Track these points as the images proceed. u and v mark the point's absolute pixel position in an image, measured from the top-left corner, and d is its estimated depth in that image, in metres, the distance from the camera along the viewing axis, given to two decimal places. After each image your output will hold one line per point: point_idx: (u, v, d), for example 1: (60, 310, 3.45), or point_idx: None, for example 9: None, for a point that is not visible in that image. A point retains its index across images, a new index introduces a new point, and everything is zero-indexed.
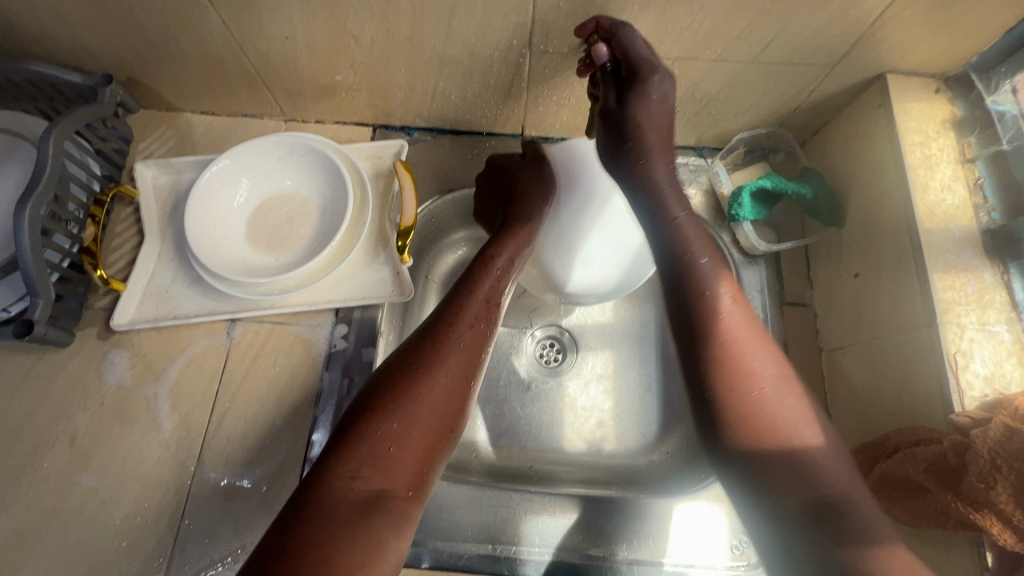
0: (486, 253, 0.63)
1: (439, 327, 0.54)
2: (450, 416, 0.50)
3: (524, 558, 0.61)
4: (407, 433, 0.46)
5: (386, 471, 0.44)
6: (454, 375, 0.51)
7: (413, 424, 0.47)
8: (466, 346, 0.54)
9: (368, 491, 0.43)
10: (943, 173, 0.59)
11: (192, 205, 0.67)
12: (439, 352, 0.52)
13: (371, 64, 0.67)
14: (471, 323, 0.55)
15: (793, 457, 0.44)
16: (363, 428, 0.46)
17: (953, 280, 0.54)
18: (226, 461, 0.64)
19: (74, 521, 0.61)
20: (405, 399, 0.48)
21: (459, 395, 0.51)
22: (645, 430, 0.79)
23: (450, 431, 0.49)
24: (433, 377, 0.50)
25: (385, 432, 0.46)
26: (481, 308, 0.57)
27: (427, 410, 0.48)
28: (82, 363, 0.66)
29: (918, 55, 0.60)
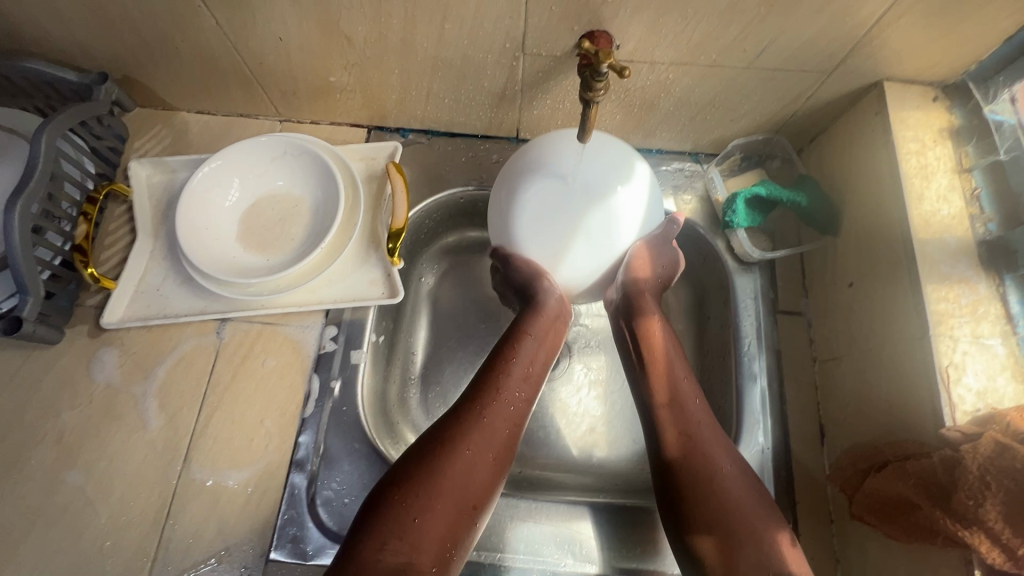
0: (519, 326, 0.64)
1: (469, 407, 0.58)
2: (476, 492, 0.54)
3: (508, 564, 0.61)
4: (431, 507, 0.51)
5: (410, 545, 0.49)
6: (479, 456, 0.55)
7: (432, 498, 0.52)
8: (497, 426, 0.57)
9: (393, 563, 0.48)
10: (940, 182, 0.59)
11: (183, 204, 0.67)
12: (468, 435, 0.56)
13: (365, 65, 0.67)
14: (503, 402, 0.59)
15: (711, 483, 0.55)
16: (387, 509, 0.51)
17: (947, 291, 0.54)
18: (212, 462, 0.64)
19: (59, 519, 0.61)
20: (429, 478, 0.52)
21: (485, 472, 0.55)
22: (636, 436, 0.78)
23: (474, 507, 0.53)
24: (455, 455, 0.54)
25: (406, 506, 0.51)
26: (520, 388, 0.61)
27: (444, 488, 0.52)
28: (71, 361, 0.66)
29: (915, 63, 0.59)
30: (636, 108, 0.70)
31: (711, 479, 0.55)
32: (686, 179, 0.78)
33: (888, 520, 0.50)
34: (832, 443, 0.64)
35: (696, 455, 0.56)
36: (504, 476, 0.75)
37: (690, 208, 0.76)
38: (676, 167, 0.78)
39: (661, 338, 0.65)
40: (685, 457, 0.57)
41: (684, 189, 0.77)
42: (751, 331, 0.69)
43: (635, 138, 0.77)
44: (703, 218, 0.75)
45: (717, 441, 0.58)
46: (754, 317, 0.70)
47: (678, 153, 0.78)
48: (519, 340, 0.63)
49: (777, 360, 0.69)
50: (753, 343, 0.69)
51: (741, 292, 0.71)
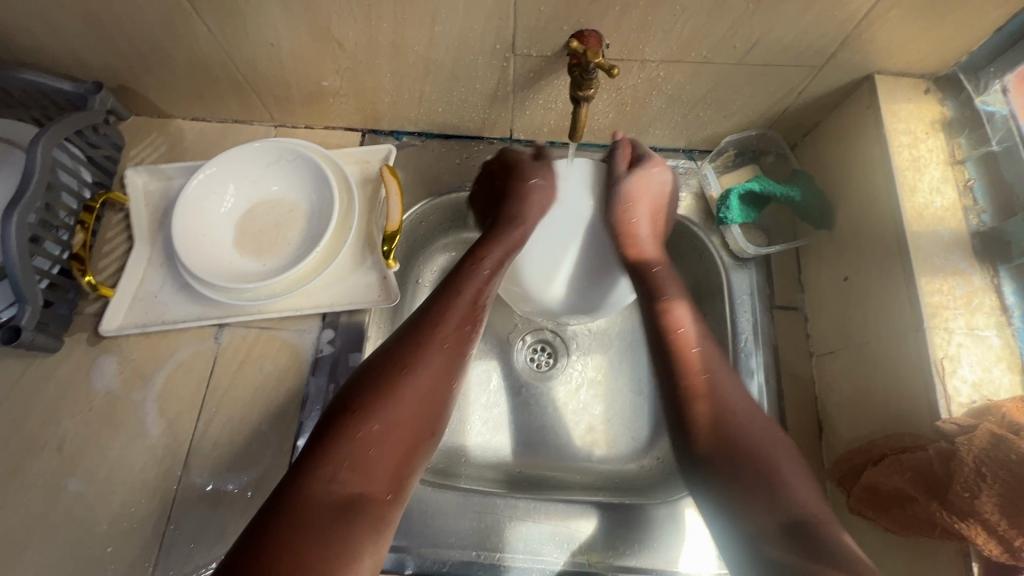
0: (474, 253, 0.64)
1: (414, 338, 0.55)
2: (432, 421, 0.52)
3: (507, 564, 0.61)
4: (383, 435, 0.49)
5: (363, 475, 0.47)
6: (430, 375, 0.53)
7: (389, 424, 0.50)
8: (449, 346, 0.55)
9: (347, 493, 0.46)
10: (932, 174, 0.58)
11: (179, 212, 0.68)
12: (420, 357, 0.54)
13: (357, 69, 0.67)
14: (453, 328, 0.56)
15: (757, 451, 0.52)
16: (342, 435, 0.48)
17: (941, 284, 0.54)
18: (212, 466, 0.64)
19: (61, 525, 0.61)
20: (383, 399, 0.50)
21: (434, 400, 0.53)
22: (636, 434, 0.78)
23: (430, 435, 0.52)
24: (410, 381, 0.52)
25: (361, 435, 0.48)
26: (468, 311, 0.59)
27: (402, 417, 0.50)
28: (71, 369, 0.67)
29: (906, 55, 0.59)
30: (628, 107, 0.70)
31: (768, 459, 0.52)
32: (680, 176, 0.78)
33: (886, 512, 0.50)
34: (831, 437, 0.64)
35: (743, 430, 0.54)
36: (504, 477, 0.75)
37: (684, 205, 0.76)
38: (670, 164, 0.78)
39: (686, 326, 0.61)
40: (726, 426, 0.54)
41: (678, 186, 0.77)
42: (748, 328, 0.69)
43: (628, 136, 0.77)
44: (698, 215, 0.75)
45: (767, 427, 0.55)
46: (750, 313, 0.70)
47: (672, 150, 0.79)
48: (471, 270, 0.61)
49: (774, 355, 0.69)
50: (750, 339, 0.69)
51: (737, 288, 0.71)
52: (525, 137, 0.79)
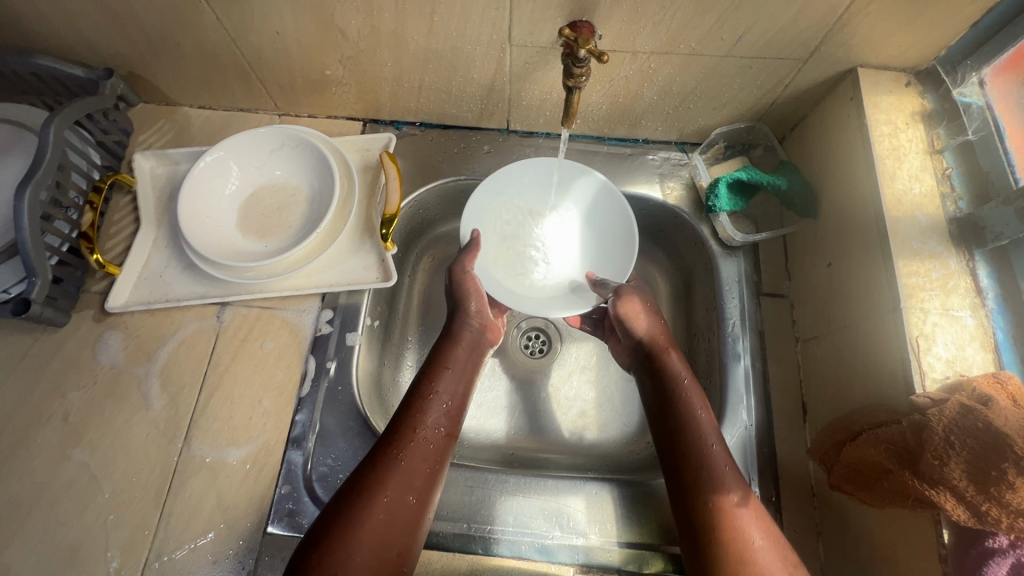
0: (435, 365, 0.68)
1: (385, 453, 0.59)
2: (399, 539, 0.55)
3: (497, 537, 0.62)
4: (352, 560, 0.51)
5: None
6: (400, 494, 0.56)
7: (355, 553, 0.52)
8: (410, 467, 0.58)
9: None
10: (911, 163, 0.60)
11: (186, 193, 0.70)
12: (392, 476, 0.57)
13: (359, 58, 0.70)
14: (419, 442, 0.61)
15: (707, 459, 0.58)
16: (314, 562, 0.51)
17: (918, 266, 0.55)
18: (212, 440, 0.65)
19: (64, 494, 0.63)
20: (348, 529, 0.53)
21: (404, 517, 0.56)
22: (627, 419, 0.82)
23: (399, 555, 0.54)
24: (376, 502, 0.55)
25: (329, 564, 0.51)
26: (437, 423, 0.63)
27: (371, 538, 0.53)
28: (77, 343, 0.69)
29: (886, 49, 0.62)
30: (622, 97, 0.73)
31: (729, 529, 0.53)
32: (672, 167, 0.81)
33: (863, 487, 0.53)
34: (814, 418, 0.66)
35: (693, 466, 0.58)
36: (500, 458, 0.78)
37: (674, 195, 0.79)
38: (662, 156, 0.81)
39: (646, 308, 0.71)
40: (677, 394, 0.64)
41: (669, 177, 0.80)
42: (736, 313, 0.72)
43: (621, 129, 0.80)
44: (689, 204, 0.78)
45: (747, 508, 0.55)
46: (738, 300, 0.73)
47: (663, 143, 0.82)
48: (432, 379, 0.67)
49: (760, 340, 0.71)
50: (737, 324, 0.72)
51: (725, 277, 0.74)
52: (521, 127, 0.81)
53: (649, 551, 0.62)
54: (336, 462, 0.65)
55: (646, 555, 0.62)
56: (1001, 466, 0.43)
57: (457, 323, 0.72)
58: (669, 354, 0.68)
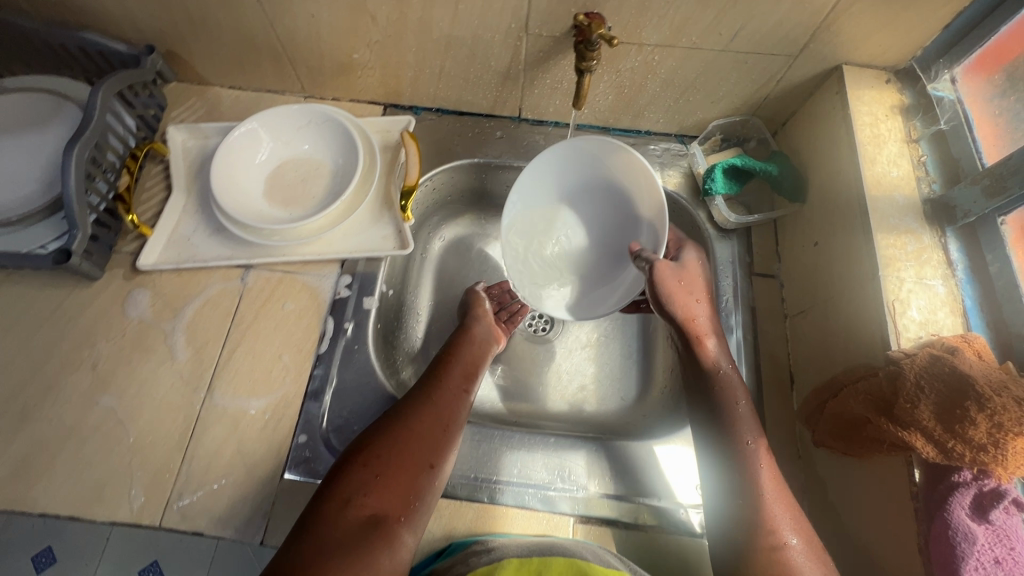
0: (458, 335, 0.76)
1: (417, 390, 0.66)
2: (430, 454, 0.61)
3: (502, 488, 0.66)
4: (389, 464, 0.59)
5: (375, 497, 0.57)
6: (432, 420, 0.63)
7: (391, 462, 0.59)
8: (443, 403, 0.65)
9: (361, 515, 0.55)
10: (890, 150, 0.66)
11: (220, 161, 0.75)
12: (424, 404, 0.64)
13: (386, 43, 0.75)
14: (447, 386, 0.67)
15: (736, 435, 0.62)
16: (357, 466, 0.58)
17: (895, 240, 0.61)
18: (234, 390, 0.69)
19: (91, 437, 0.66)
20: (386, 441, 0.60)
21: (434, 437, 0.62)
22: (625, 393, 0.86)
23: (431, 467, 0.60)
24: (410, 423, 0.62)
25: (371, 466, 0.58)
26: (462, 375, 0.70)
27: (407, 452, 0.60)
28: (107, 299, 0.73)
29: (868, 48, 0.68)
30: (627, 88, 0.79)
31: (770, 523, 0.56)
32: (672, 157, 0.86)
33: (843, 438, 0.57)
34: (800, 386, 0.70)
35: (733, 466, 0.60)
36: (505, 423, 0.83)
37: (673, 181, 0.85)
38: (662, 147, 0.87)
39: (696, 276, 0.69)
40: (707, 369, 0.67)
41: (670, 166, 0.86)
42: (729, 291, 0.77)
43: (625, 120, 0.86)
44: (686, 190, 0.84)
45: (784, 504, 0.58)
46: (731, 279, 0.78)
47: (664, 135, 0.88)
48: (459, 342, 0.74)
49: (751, 315, 0.76)
50: (730, 300, 0.77)
51: (719, 257, 0.79)
52: (532, 116, 0.87)
53: (690, 511, 0.65)
54: (351, 416, 0.69)
55: (687, 514, 0.65)
56: (964, 404, 0.47)
57: (472, 315, 0.78)
58: (705, 343, 0.67)
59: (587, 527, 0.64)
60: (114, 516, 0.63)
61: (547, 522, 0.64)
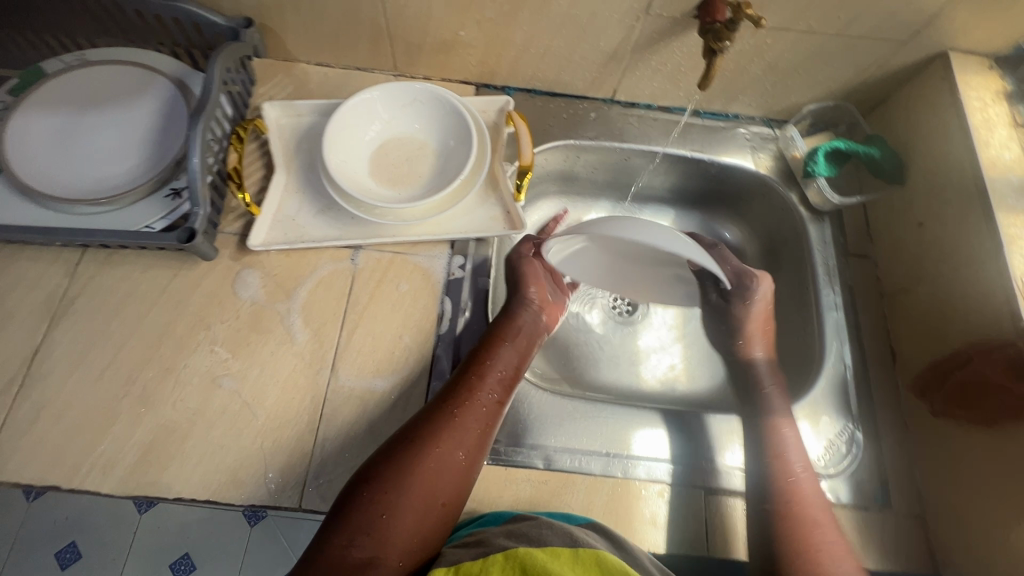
0: (494, 335, 0.69)
1: (439, 408, 0.61)
2: (446, 490, 0.57)
3: (633, 463, 0.67)
4: (401, 502, 0.54)
5: (377, 541, 0.52)
6: (451, 449, 0.58)
7: (404, 499, 0.54)
8: (466, 428, 0.60)
9: (362, 558, 0.51)
10: (1000, 133, 0.69)
11: (333, 138, 0.73)
12: (445, 429, 0.59)
13: (498, 20, 0.75)
14: (475, 404, 0.62)
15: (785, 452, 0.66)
16: (363, 499, 0.54)
17: (1015, 219, 0.64)
18: (358, 371, 0.68)
19: (218, 420, 0.64)
20: (397, 474, 0.56)
21: (449, 470, 0.58)
22: (715, 371, 0.88)
23: (443, 505, 0.56)
24: (427, 452, 0.57)
25: (379, 501, 0.54)
26: (491, 389, 0.65)
27: (419, 487, 0.55)
28: (217, 279, 0.71)
29: (978, 34, 0.70)
30: (729, 72, 0.80)
31: (789, 497, 0.62)
32: (761, 141, 0.88)
33: (972, 407, 0.63)
34: (904, 361, 0.73)
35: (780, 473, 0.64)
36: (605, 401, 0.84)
37: (765, 165, 0.87)
38: (751, 130, 0.89)
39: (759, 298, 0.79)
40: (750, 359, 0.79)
41: (759, 149, 0.88)
42: (826, 271, 0.80)
43: (717, 103, 0.87)
44: (778, 174, 0.86)
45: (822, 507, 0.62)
46: (827, 258, 0.81)
47: (751, 119, 0.89)
48: (494, 346, 0.68)
49: (850, 295, 0.79)
50: (829, 280, 0.79)
51: (815, 238, 0.82)
52: (625, 98, 0.88)
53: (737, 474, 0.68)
54: None
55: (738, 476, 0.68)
56: None
57: (519, 302, 0.73)
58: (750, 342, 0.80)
59: (714, 499, 0.66)
60: (251, 499, 0.62)
61: (679, 495, 0.66)
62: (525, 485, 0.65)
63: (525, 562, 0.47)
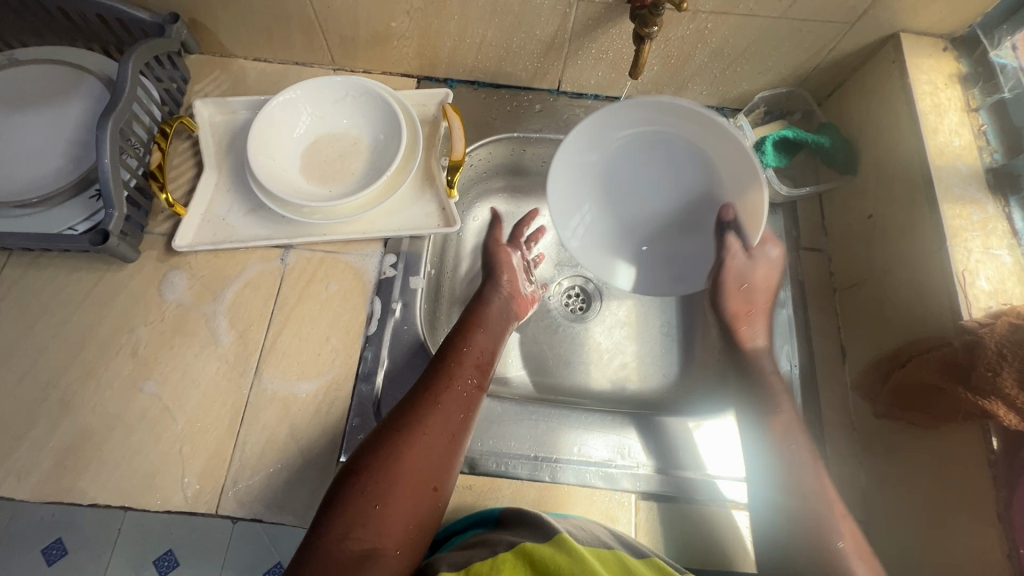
0: (467, 323, 0.69)
1: (421, 394, 0.59)
2: (436, 474, 0.53)
3: (563, 467, 0.65)
4: (393, 489, 0.51)
5: (374, 531, 0.48)
6: (438, 433, 0.55)
7: (394, 486, 0.51)
8: (449, 410, 0.58)
9: (358, 550, 0.47)
10: (951, 119, 0.65)
11: (258, 136, 0.72)
12: (427, 413, 0.57)
13: (427, 10, 0.72)
14: (455, 387, 0.60)
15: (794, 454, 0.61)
16: (351, 491, 0.50)
17: (961, 210, 0.61)
18: (283, 373, 0.67)
19: (138, 424, 0.64)
20: (387, 459, 0.52)
21: (441, 453, 0.55)
22: (667, 370, 0.85)
23: (436, 489, 0.53)
24: (414, 435, 0.54)
25: (370, 490, 0.50)
26: (470, 373, 0.63)
27: (409, 472, 0.52)
28: (143, 281, 0.70)
29: (929, 14, 0.66)
30: (674, 59, 0.77)
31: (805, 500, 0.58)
32: None
33: (910, 407, 0.58)
34: (854, 358, 0.70)
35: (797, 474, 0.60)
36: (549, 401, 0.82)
37: None
38: None
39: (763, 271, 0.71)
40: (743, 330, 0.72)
41: None
42: (777, 266, 0.77)
43: (667, 92, 0.84)
44: None
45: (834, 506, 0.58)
46: (778, 252, 0.78)
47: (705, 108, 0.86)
48: (469, 333, 0.68)
49: (801, 290, 0.76)
50: (779, 275, 0.76)
51: (766, 231, 0.79)
52: (571, 89, 0.85)
53: (685, 479, 0.65)
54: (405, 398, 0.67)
55: (715, 485, 0.65)
56: None
57: (491, 288, 0.75)
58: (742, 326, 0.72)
59: (649, 504, 0.64)
60: (168, 504, 0.61)
61: (613, 499, 0.64)
62: None
63: (534, 556, 0.45)
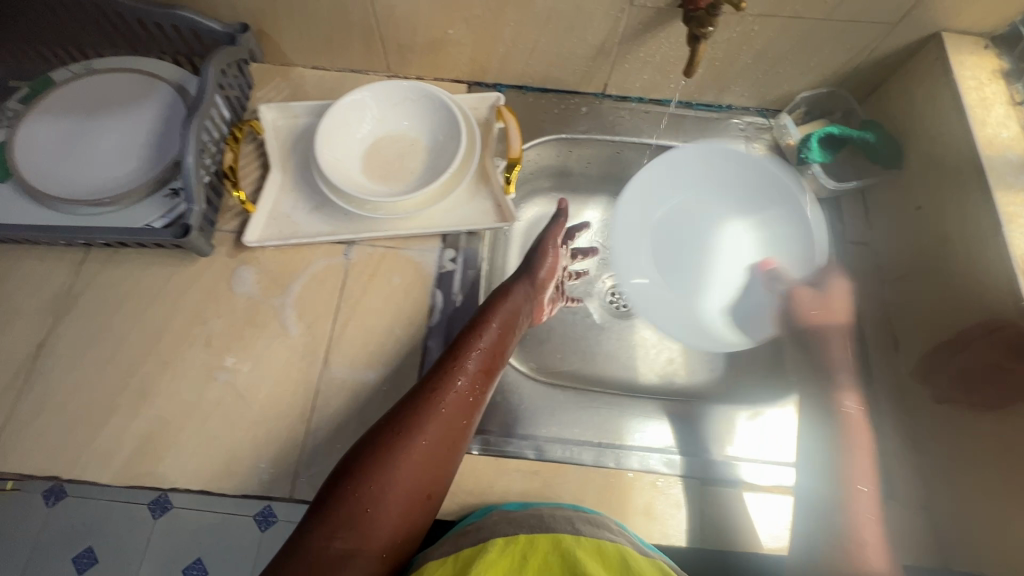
0: (478, 319, 0.66)
1: (424, 396, 0.59)
2: (426, 482, 0.56)
3: (627, 452, 0.67)
4: (387, 494, 0.54)
5: (360, 533, 0.52)
6: (434, 441, 0.57)
7: (387, 491, 0.54)
8: (446, 417, 0.59)
9: (342, 549, 0.51)
10: (997, 112, 0.68)
11: (325, 137, 0.75)
12: (427, 419, 0.58)
13: (484, 17, 0.76)
14: (456, 393, 0.60)
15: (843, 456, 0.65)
16: (348, 492, 0.53)
17: (1014, 197, 0.62)
18: (350, 363, 0.69)
19: (214, 411, 0.66)
20: (384, 464, 0.55)
21: (435, 462, 0.57)
22: (714, 363, 0.81)
23: (427, 496, 0.56)
24: (411, 442, 0.56)
25: (364, 494, 0.53)
26: (474, 378, 0.62)
27: (402, 479, 0.54)
28: (215, 275, 0.73)
29: (970, 13, 0.69)
30: (718, 61, 0.80)
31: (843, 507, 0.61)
32: (755, 131, 0.88)
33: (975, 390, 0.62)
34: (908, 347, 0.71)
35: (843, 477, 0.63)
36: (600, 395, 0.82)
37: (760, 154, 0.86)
38: (745, 121, 0.88)
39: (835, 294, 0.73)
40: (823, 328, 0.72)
41: (753, 139, 0.87)
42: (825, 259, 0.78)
43: (709, 94, 0.87)
44: None
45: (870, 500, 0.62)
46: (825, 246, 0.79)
47: (745, 109, 0.89)
48: (480, 330, 0.65)
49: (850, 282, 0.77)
50: None
51: None
52: (616, 92, 0.88)
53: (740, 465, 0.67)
54: None
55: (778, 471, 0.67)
56: None
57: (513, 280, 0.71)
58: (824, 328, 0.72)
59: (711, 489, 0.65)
60: (243, 489, 0.62)
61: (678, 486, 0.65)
62: (516, 476, 0.64)
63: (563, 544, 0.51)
